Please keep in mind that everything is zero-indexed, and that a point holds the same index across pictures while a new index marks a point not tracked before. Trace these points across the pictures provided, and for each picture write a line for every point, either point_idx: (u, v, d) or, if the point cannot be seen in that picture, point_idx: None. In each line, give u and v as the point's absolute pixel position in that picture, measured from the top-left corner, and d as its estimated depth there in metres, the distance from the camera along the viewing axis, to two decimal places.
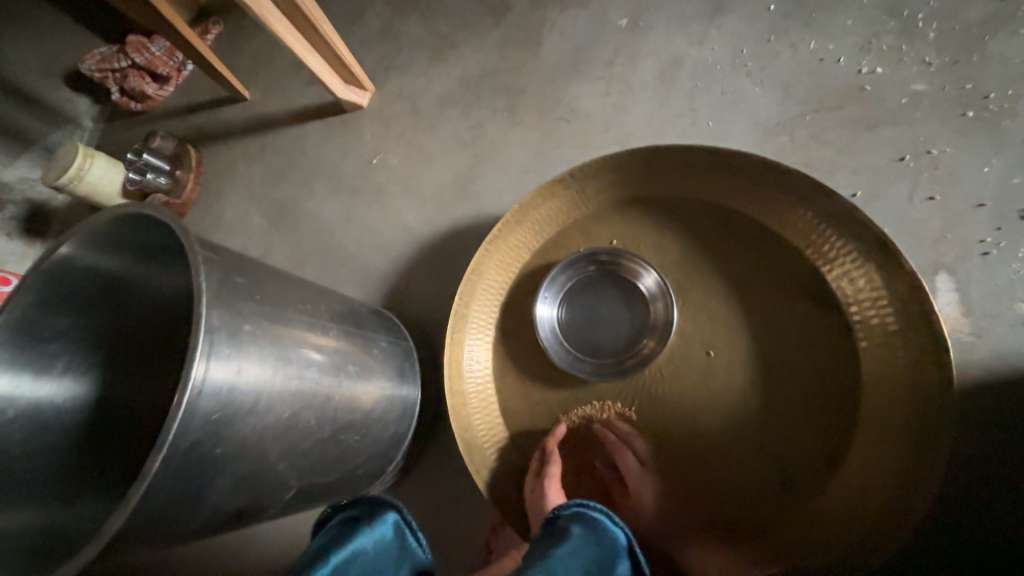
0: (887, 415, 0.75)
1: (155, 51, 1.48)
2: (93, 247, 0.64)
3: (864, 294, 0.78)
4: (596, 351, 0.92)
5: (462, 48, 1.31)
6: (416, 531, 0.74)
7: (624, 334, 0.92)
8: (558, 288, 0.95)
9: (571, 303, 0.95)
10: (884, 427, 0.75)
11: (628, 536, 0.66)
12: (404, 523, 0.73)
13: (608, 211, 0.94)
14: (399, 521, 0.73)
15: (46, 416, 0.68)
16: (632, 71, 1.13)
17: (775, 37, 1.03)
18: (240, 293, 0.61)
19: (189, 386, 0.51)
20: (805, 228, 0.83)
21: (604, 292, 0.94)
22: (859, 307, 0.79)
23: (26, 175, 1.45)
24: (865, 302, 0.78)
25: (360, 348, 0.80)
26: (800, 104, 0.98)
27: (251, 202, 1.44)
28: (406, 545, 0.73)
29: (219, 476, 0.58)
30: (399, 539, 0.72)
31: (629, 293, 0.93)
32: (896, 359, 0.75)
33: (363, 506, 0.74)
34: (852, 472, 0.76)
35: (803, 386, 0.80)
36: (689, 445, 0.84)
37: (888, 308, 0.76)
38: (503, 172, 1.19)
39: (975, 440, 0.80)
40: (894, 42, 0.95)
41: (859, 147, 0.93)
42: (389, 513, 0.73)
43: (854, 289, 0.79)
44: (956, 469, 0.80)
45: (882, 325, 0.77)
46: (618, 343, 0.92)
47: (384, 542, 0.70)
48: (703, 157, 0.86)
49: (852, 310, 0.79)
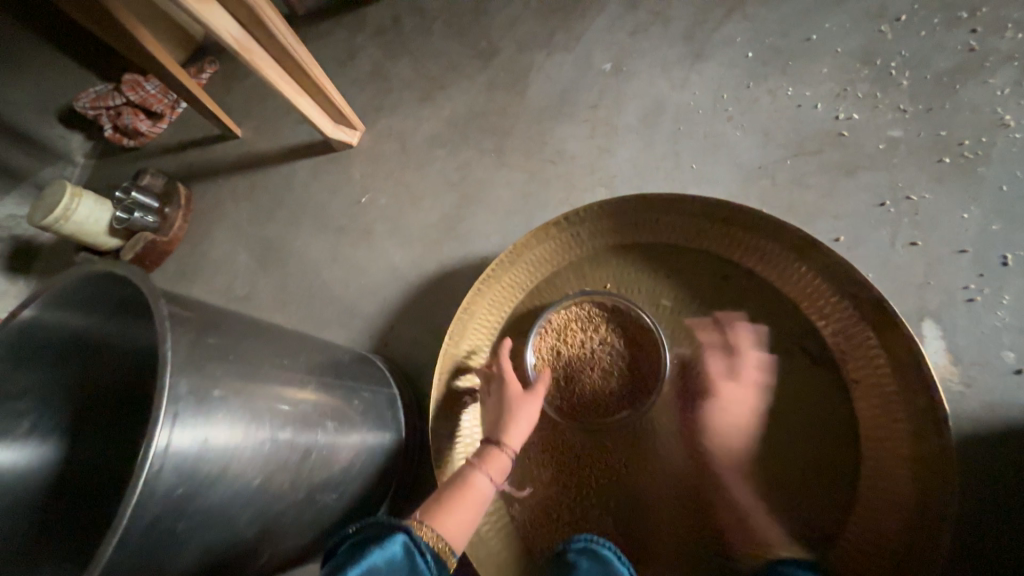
0: (885, 466, 0.73)
1: (149, 89, 1.51)
2: (59, 305, 0.63)
3: (859, 351, 0.78)
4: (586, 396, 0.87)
5: (451, 89, 1.33)
6: (428, 555, 0.59)
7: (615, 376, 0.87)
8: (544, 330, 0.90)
9: (559, 346, 0.89)
10: (883, 479, 0.73)
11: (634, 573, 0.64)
12: (413, 544, 0.58)
13: (603, 254, 0.94)
14: (408, 542, 0.58)
15: (7, 481, 0.65)
16: (617, 114, 1.15)
17: (754, 82, 1.06)
18: (212, 354, 0.58)
19: (148, 459, 0.48)
20: (801, 283, 0.83)
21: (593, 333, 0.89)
22: (855, 364, 0.78)
23: (14, 212, 1.45)
24: (860, 359, 0.77)
25: (341, 401, 0.78)
26: (779, 148, 1.00)
27: (238, 239, 1.43)
28: (416, 570, 0.57)
29: (183, 553, 0.54)
30: (409, 563, 0.57)
31: (622, 332, 0.89)
32: (895, 421, 0.74)
33: (365, 527, 0.59)
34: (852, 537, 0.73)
35: (800, 444, 0.78)
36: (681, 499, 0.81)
37: (880, 357, 0.75)
38: (490, 213, 1.19)
39: (979, 502, 0.76)
40: (869, 90, 0.98)
41: (840, 191, 0.94)
42: (394, 533, 0.58)
43: (850, 346, 0.78)
44: (968, 526, 0.76)
45: (879, 384, 0.75)
46: (609, 388, 0.87)
47: (393, 564, 0.55)
48: (697, 205, 0.87)
49: (847, 367, 0.78)
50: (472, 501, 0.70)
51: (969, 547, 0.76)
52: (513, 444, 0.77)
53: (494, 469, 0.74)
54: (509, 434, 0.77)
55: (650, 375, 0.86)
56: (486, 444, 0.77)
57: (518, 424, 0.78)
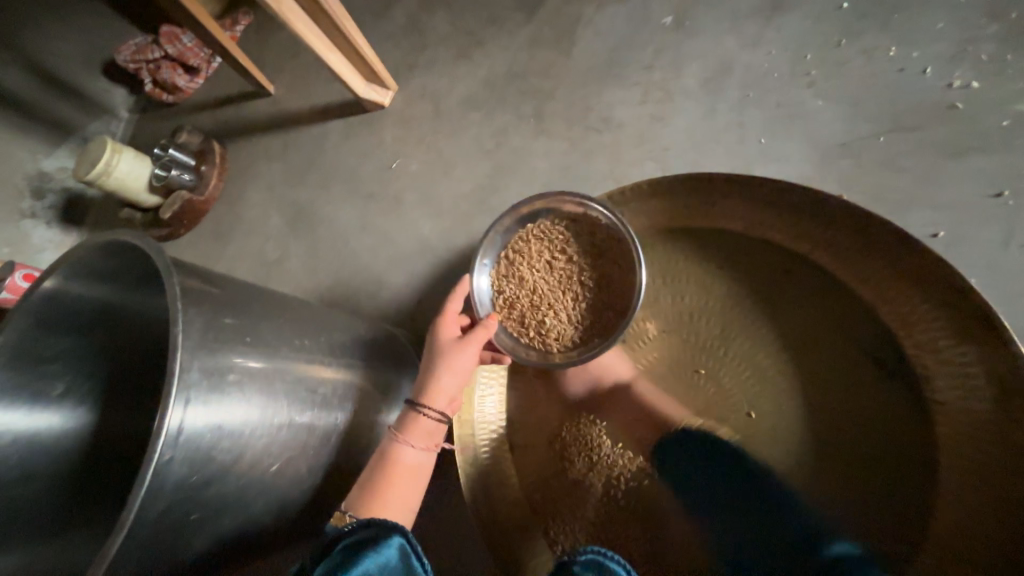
0: (964, 497, 0.65)
1: (186, 42, 1.46)
2: (82, 275, 0.61)
3: (949, 370, 0.67)
4: (549, 323, 0.81)
5: (489, 45, 1.22)
6: (424, 559, 0.57)
7: (580, 302, 0.82)
8: (501, 251, 0.85)
9: (518, 269, 0.84)
10: (962, 511, 0.65)
11: None
12: (410, 547, 0.57)
13: (648, 239, 0.85)
14: (404, 544, 0.57)
15: (45, 446, 0.66)
16: (675, 77, 1.02)
17: (846, 40, 0.89)
18: (227, 336, 0.55)
19: (158, 449, 0.46)
20: (886, 287, 0.71)
21: (557, 254, 0.84)
22: (941, 385, 0.67)
23: (65, 164, 1.46)
24: (949, 381, 0.67)
25: (363, 382, 0.74)
26: (870, 121, 0.85)
27: (271, 202, 1.41)
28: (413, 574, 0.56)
29: (196, 539, 0.53)
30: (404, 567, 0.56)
31: (587, 250, 0.83)
32: (981, 453, 0.65)
33: (363, 527, 0.58)
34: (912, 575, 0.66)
35: (864, 464, 0.70)
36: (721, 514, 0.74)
37: (972, 376, 0.65)
38: (526, 185, 1.10)
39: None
40: (996, 51, 0.80)
41: (943, 177, 0.80)
42: (394, 536, 0.57)
43: (942, 365, 0.67)
44: None
45: (969, 411, 0.66)
46: (574, 313, 0.81)
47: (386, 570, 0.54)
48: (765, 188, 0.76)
49: (930, 387, 0.68)
50: (400, 478, 0.66)
51: None
52: (437, 406, 0.69)
53: (417, 436, 0.68)
54: (432, 395, 0.69)
55: (620, 299, 0.79)
56: (409, 408, 0.69)
57: (444, 381, 0.70)
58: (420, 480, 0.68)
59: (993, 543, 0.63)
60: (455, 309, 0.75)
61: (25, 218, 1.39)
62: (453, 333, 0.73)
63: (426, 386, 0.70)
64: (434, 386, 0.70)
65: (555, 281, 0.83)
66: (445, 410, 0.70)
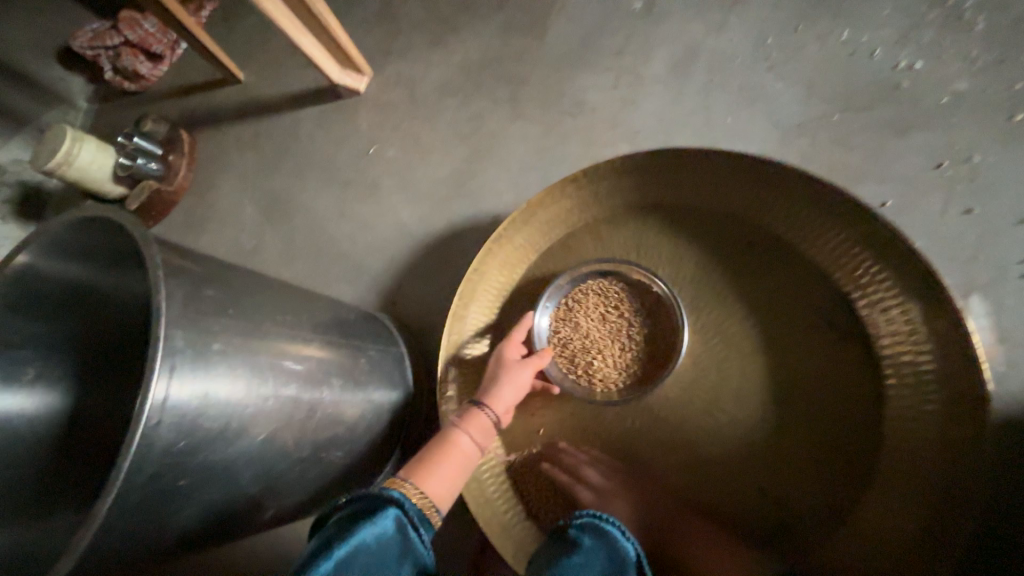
0: (909, 439, 0.71)
1: (147, 28, 1.42)
2: (54, 253, 0.60)
3: (897, 328, 0.73)
4: (597, 366, 0.87)
5: (464, 31, 1.23)
6: (422, 529, 0.59)
7: (627, 352, 0.87)
8: (561, 296, 0.89)
9: (575, 312, 0.89)
10: (906, 451, 0.71)
11: (637, 549, 0.63)
12: (406, 517, 0.59)
13: (624, 216, 0.88)
14: (401, 516, 0.58)
15: (19, 429, 0.65)
16: (644, 62, 1.05)
17: (803, 26, 0.94)
18: (209, 308, 0.56)
19: (144, 413, 0.46)
20: (841, 253, 0.76)
21: (612, 307, 0.89)
22: (890, 342, 0.73)
23: (20, 157, 1.39)
24: (897, 338, 0.73)
25: (345, 360, 0.75)
26: (825, 102, 0.91)
27: (244, 191, 1.38)
28: (409, 543, 0.58)
29: (184, 506, 0.53)
30: (402, 536, 0.57)
31: (638, 307, 0.88)
32: (926, 402, 0.70)
33: (357, 501, 0.59)
34: (862, 516, 0.72)
35: (818, 415, 0.76)
36: (688, 469, 0.80)
37: (917, 331, 0.71)
38: (503, 168, 1.12)
39: (1008, 487, 0.74)
40: (936, 36, 0.87)
41: (890, 152, 0.86)
42: (388, 507, 0.58)
43: (893, 324, 0.73)
44: (996, 500, 0.74)
45: (916, 365, 0.71)
46: (620, 361, 0.87)
47: (384, 539, 0.56)
48: (732, 163, 0.79)
49: (879, 342, 0.74)
50: (452, 460, 0.69)
51: (995, 520, 0.74)
52: (497, 408, 0.75)
53: (474, 428, 0.72)
54: (497, 398, 0.76)
55: (663, 352, 0.85)
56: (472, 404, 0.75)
57: (507, 389, 0.77)
58: (466, 472, 0.71)
59: (940, 479, 0.68)
60: (519, 336, 0.83)
61: None
62: (516, 354, 0.81)
63: (491, 389, 0.77)
64: (497, 394, 0.76)
65: (608, 331, 0.88)
66: (502, 417, 0.76)
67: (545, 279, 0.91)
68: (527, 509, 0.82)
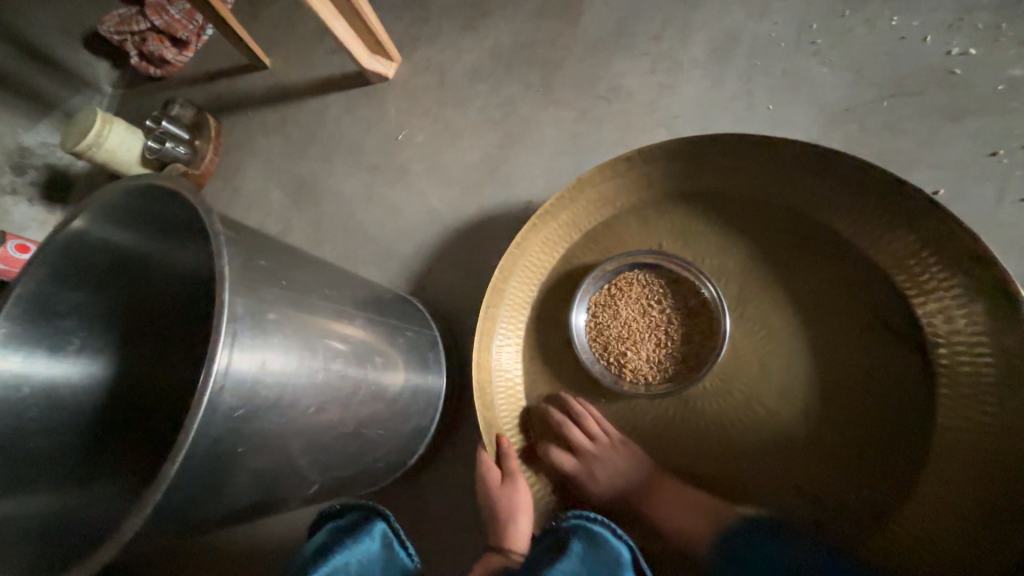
0: (960, 430, 0.70)
1: (174, 14, 1.40)
2: (107, 220, 0.60)
3: (959, 336, 0.71)
4: (629, 357, 0.84)
5: (495, 16, 1.21)
6: (403, 542, 0.71)
7: (662, 347, 0.84)
8: (605, 282, 0.88)
9: (616, 298, 0.87)
10: (959, 443, 0.70)
11: (630, 548, 0.70)
12: (391, 533, 0.71)
13: (670, 199, 0.87)
14: (386, 533, 0.71)
15: (63, 397, 0.65)
16: (682, 47, 1.03)
17: (850, 10, 0.92)
18: (263, 277, 0.55)
19: (209, 379, 0.46)
20: (902, 255, 0.75)
21: (655, 301, 0.86)
22: (950, 350, 0.71)
23: (47, 140, 1.37)
24: (958, 345, 0.71)
25: (384, 338, 0.75)
26: (873, 88, 0.89)
27: (270, 175, 1.37)
28: (393, 556, 0.70)
29: (240, 474, 0.53)
30: (386, 551, 0.70)
31: (681, 306, 0.84)
32: (980, 394, 0.69)
33: (352, 515, 0.72)
34: (888, 522, 0.71)
35: (867, 404, 0.75)
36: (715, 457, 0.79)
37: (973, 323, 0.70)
38: (536, 154, 1.10)
39: None
40: (991, 20, 0.85)
41: (943, 139, 0.84)
42: (375, 520, 0.71)
43: (956, 333, 0.71)
44: None
45: (975, 372, 0.70)
46: (654, 356, 0.84)
47: (368, 555, 0.68)
48: (796, 151, 0.77)
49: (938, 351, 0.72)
50: None
51: None
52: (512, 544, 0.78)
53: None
54: (515, 539, 0.78)
55: (701, 357, 0.81)
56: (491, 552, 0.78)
57: (522, 524, 0.79)
58: None
59: (994, 471, 0.67)
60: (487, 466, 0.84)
61: (6, 194, 1.30)
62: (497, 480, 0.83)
63: (496, 528, 0.80)
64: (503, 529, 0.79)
65: (644, 325, 0.85)
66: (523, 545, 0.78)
67: (584, 263, 0.90)
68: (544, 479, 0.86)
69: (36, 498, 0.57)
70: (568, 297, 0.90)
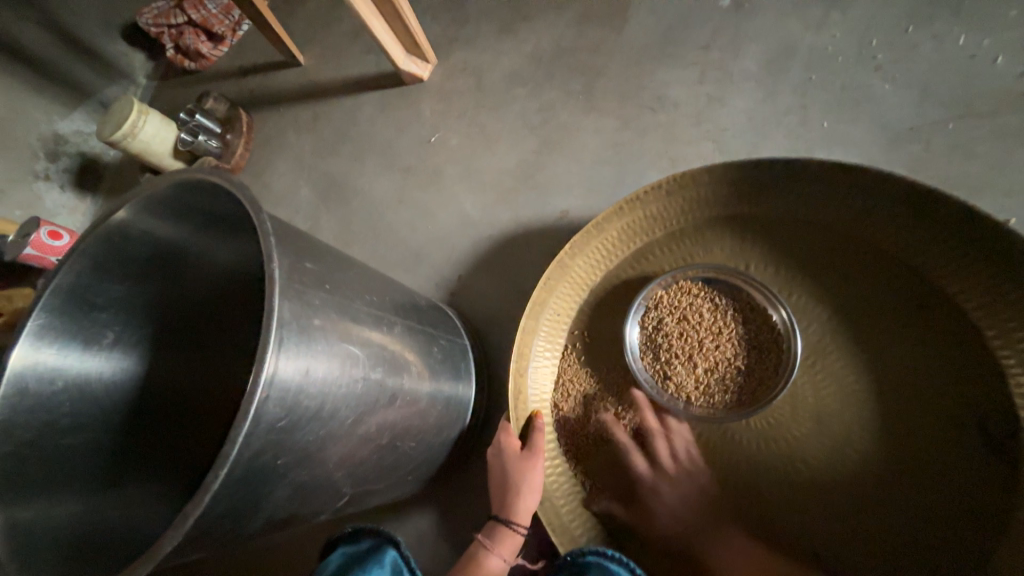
0: None
1: (211, 9, 1.41)
2: (151, 213, 0.58)
3: None
4: (676, 369, 0.80)
5: (535, 21, 1.19)
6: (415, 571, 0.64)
7: (717, 372, 0.80)
8: (672, 295, 0.83)
9: (683, 311, 0.82)
10: None
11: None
12: (402, 561, 0.64)
13: (736, 217, 0.84)
14: (397, 560, 0.64)
15: (95, 391, 0.63)
16: (733, 58, 1.00)
17: (914, 26, 0.90)
18: (310, 280, 0.54)
19: (258, 387, 0.44)
20: (1004, 309, 0.69)
21: (723, 325, 0.81)
22: None
23: (81, 128, 1.38)
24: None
25: (421, 346, 0.73)
26: (941, 107, 0.86)
27: (300, 172, 1.34)
28: None
29: (279, 486, 0.51)
30: None
31: (750, 336, 0.80)
32: None
33: (367, 539, 0.67)
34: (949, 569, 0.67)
35: (927, 434, 0.71)
36: (761, 483, 0.75)
37: None
38: (575, 162, 1.08)
39: None
40: None
41: (1017, 164, 0.81)
42: (386, 549, 0.65)
43: None
44: None
45: None
46: (705, 378, 0.80)
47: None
48: (889, 183, 0.73)
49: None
50: None
51: None
52: (520, 520, 0.75)
53: (500, 550, 0.74)
54: (519, 513, 0.74)
55: (761, 392, 0.77)
56: (495, 521, 0.75)
57: (527, 503, 0.75)
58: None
59: None
60: (511, 436, 0.79)
61: (39, 180, 1.30)
62: (517, 455, 0.78)
63: (505, 500, 0.76)
64: (513, 505, 0.75)
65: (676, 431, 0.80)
66: (528, 524, 0.75)
67: (630, 277, 0.88)
68: (579, 490, 0.81)
69: (63, 501, 0.56)
70: (621, 311, 0.88)
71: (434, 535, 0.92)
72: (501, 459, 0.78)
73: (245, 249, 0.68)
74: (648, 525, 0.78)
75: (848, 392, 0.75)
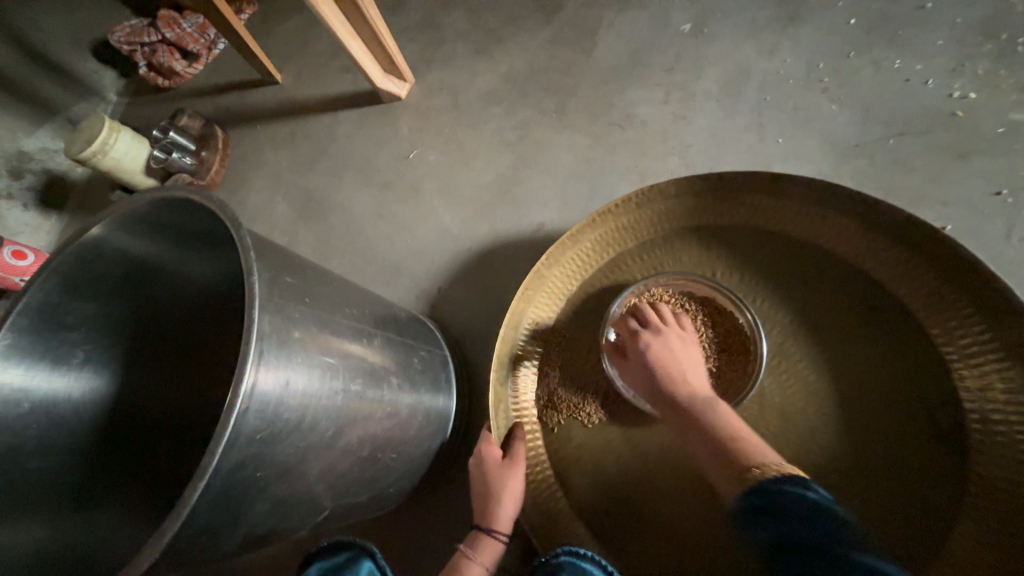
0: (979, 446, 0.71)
1: (186, 27, 1.41)
2: (126, 230, 0.58)
3: (975, 354, 0.73)
4: None
5: (508, 44, 1.24)
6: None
7: None
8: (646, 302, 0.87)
9: None
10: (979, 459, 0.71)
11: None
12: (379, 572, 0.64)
13: (701, 227, 0.88)
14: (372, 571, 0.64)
15: (62, 412, 0.62)
16: (695, 79, 1.07)
17: (855, 52, 0.98)
18: (289, 294, 0.54)
19: (236, 399, 0.45)
20: (945, 307, 0.75)
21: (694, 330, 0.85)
22: (978, 395, 0.72)
23: (46, 145, 1.35)
24: (971, 362, 0.73)
25: (401, 357, 0.74)
26: (881, 125, 0.93)
27: (277, 188, 1.34)
28: None
29: (258, 499, 0.51)
30: None
31: (719, 340, 0.84)
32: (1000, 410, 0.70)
33: (339, 551, 0.66)
34: (912, 557, 0.70)
35: (883, 428, 0.75)
36: None
37: (993, 344, 0.71)
38: (549, 177, 1.12)
39: None
40: (990, 67, 0.91)
41: (950, 176, 0.88)
42: (362, 560, 0.64)
43: (974, 359, 0.73)
44: None
45: (987, 389, 0.71)
46: None
47: None
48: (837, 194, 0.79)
49: (966, 395, 0.73)
50: None
51: None
52: (501, 528, 0.76)
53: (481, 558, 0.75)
54: (500, 520, 0.76)
55: (731, 393, 0.81)
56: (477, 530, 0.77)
57: (506, 510, 0.76)
58: None
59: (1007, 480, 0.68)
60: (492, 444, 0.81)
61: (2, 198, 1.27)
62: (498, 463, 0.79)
63: (487, 509, 0.77)
64: (495, 513, 0.76)
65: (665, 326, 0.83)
66: (509, 531, 0.77)
67: (605, 286, 0.91)
68: (561, 496, 0.82)
69: (28, 527, 0.54)
70: (597, 320, 0.90)
71: (417, 549, 0.92)
72: (481, 468, 0.79)
73: (222, 264, 0.68)
74: (632, 528, 0.80)
75: (811, 390, 0.79)
